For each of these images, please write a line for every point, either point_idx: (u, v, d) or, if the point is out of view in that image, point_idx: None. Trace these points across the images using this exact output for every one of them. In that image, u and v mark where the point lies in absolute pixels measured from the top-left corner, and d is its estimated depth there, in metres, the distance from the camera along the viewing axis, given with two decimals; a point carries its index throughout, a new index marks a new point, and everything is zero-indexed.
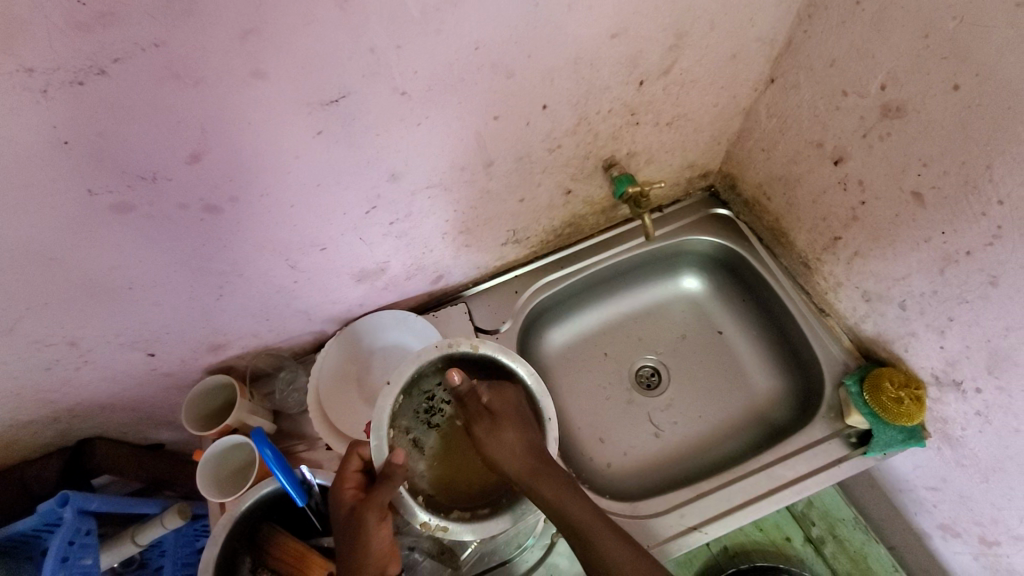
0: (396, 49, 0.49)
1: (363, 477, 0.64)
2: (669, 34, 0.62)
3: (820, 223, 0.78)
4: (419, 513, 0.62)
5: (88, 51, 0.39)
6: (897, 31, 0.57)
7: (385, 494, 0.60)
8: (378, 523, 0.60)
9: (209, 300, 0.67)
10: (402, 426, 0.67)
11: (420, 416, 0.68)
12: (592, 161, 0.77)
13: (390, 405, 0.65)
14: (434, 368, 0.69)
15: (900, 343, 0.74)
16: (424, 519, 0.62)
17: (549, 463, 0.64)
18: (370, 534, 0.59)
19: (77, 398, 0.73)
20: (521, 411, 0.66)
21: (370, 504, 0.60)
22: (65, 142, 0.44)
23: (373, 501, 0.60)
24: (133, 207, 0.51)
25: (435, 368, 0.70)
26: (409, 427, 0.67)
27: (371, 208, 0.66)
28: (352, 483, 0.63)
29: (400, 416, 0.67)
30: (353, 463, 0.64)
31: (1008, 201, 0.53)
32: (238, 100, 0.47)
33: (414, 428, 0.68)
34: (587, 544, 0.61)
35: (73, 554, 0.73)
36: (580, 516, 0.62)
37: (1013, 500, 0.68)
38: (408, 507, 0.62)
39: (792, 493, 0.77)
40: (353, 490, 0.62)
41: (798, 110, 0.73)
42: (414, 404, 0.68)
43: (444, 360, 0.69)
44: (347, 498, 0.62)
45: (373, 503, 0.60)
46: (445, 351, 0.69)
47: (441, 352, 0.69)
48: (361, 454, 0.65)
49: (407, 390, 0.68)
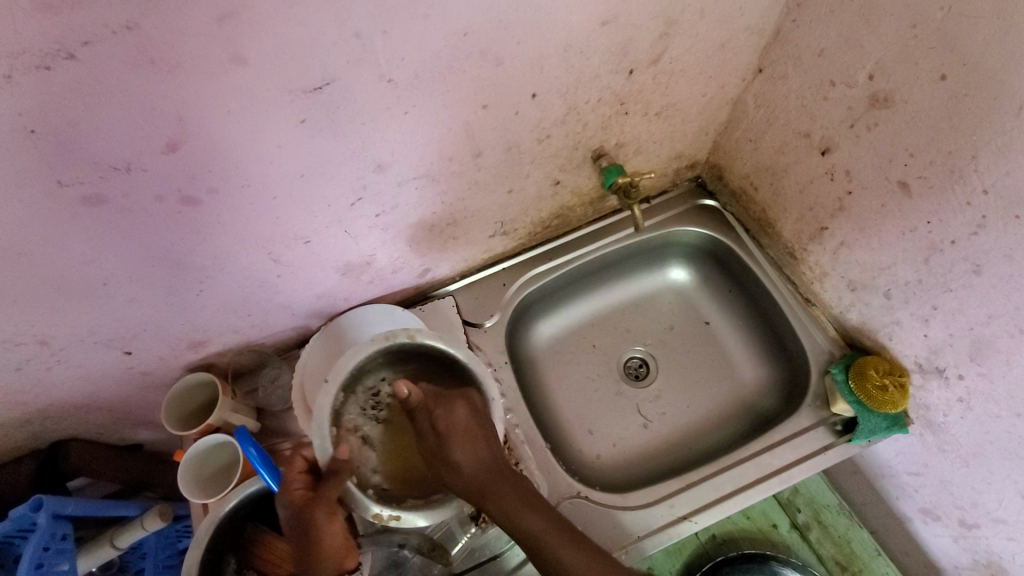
0: (383, 35, 0.48)
1: (309, 477, 0.64)
2: (659, 22, 0.61)
3: (807, 213, 0.78)
4: (371, 506, 0.64)
5: (54, 33, 0.36)
6: (887, 20, 0.56)
7: (333, 489, 0.62)
8: (329, 517, 0.62)
9: (188, 296, 0.65)
10: (349, 424, 0.68)
11: (365, 412, 0.70)
12: (581, 151, 0.76)
13: (329, 403, 0.66)
14: (374, 363, 0.70)
15: (884, 332, 0.75)
16: (376, 511, 0.64)
17: (506, 481, 0.65)
18: (321, 530, 0.61)
19: (49, 399, 0.70)
20: (472, 427, 0.65)
21: (318, 501, 0.62)
22: (32, 131, 0.41)
23: (323, 497, 0.62)
24: (106, 199, 0.49)
25: (375, 363, 0.71)
26: (357, 424, 0.69)
27: (357, 199, 0.64)
28: (299, 484, 0.63)
29: (345, 414, 0.68)
30: (297, 465, 0.65)
31: (992, 190, 0.54)
32: (217, 86, 0.45)
33: (363, 425, 0.69)
34: (542, 556, 0.63)
35: (48, 561, 0.71)
36: (538, 532, 0.63)
37: (992, 483, 0.70)
38: (360, 500, 0.64)
39: (779, 482, 0.78)
40: (300, 489, 0.63)
41: (786, 101, 0.73)
42: (359, 401, 0.70)
43: (383, 353, 0.70)
44: (294, 499, 0.62)
45: (321, 499, 0.62)
46: (383, 343, 0.69)
47: (378, 346, 0.69)
48: (305, 456, 0.66)
49: (349, 387, 0.69)
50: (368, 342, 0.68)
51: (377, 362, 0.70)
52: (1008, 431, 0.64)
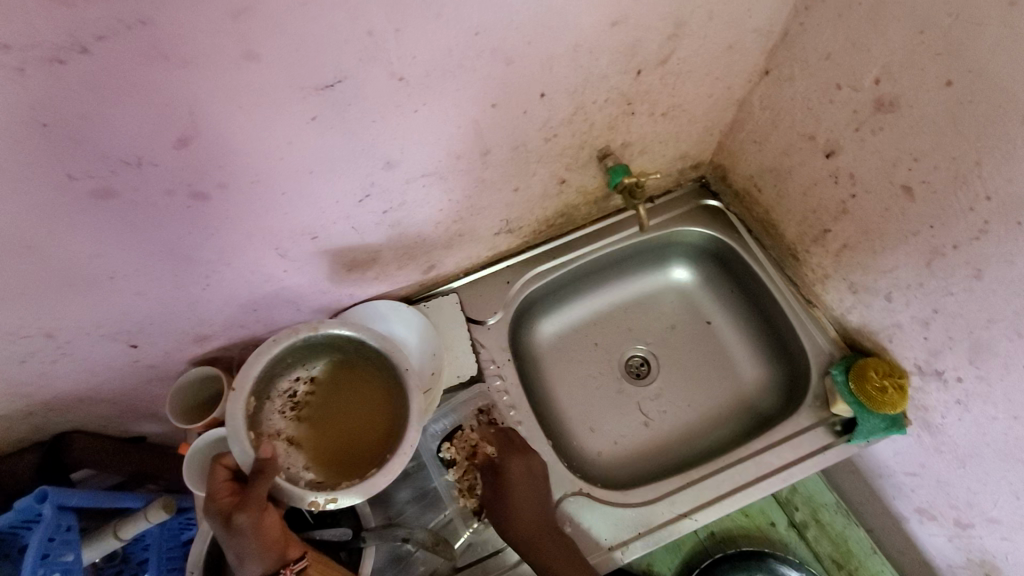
0: (395, 33, 0.48)
1: (236, 484, 0.60)
2: (668, 23, 0.62)
3: (810, 215, 0.79)
4: (306, 495, 0.59)
5: (69, 27, 0.37)
6: (894, 25, 0.57)
7: (263, 487, 0.58)
8: (263, 514, 0.58)
9: (195, 290, 0.65)
10: (269, 429, 0.64)
11: (285, 415, 0.65)
12: (587, 150, 0.77)
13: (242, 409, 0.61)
14: (286, 363, 0.66)
15: (885, 334, 0.76)
16: (312, 498, 0.59)
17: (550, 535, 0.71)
18: (256, 529, 0.58)
19: (53, 391, 0.70)
20: (527, 479, 0.75)
21: (249, 502, 0.57)
22: (43, 124, 0.41)
23: (253, 498, 0.57)
24: (116, 192, 0.49)
25: (286, 364, 0.66)
26: (279, 428, 0.64)
27: (365, 196, 0.64)
28: (225, 492, 0.59)
29: (263, 420, 0.64)
30: (219, 475, 0.60)
31: (995, 195, 0.55)
32: (229, 81, 0.45)
33: (285, 428, 0.65)
34: None
35: (53, 551, 0.72)
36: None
37: (987, 484, 0.71)
38: (294, 494, 0.59)
39: (780, 480, 0.78)
40: (229, 497, 0.59)
41: (791, 103, 0.73)
42: (277, 406, 0.65)
43: (292, 352, 0.66)
44: (223, 506, 0.58)
45: (251, 499, 0.57)
46: (289, 342, 0.65)
47: (286, 345, 0.65)
48: (227, 464, 0.61)
49: (262, 394, 0.65)
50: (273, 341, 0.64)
51: (286, 363, 0.66)
52: (1004, 433, 0.65)
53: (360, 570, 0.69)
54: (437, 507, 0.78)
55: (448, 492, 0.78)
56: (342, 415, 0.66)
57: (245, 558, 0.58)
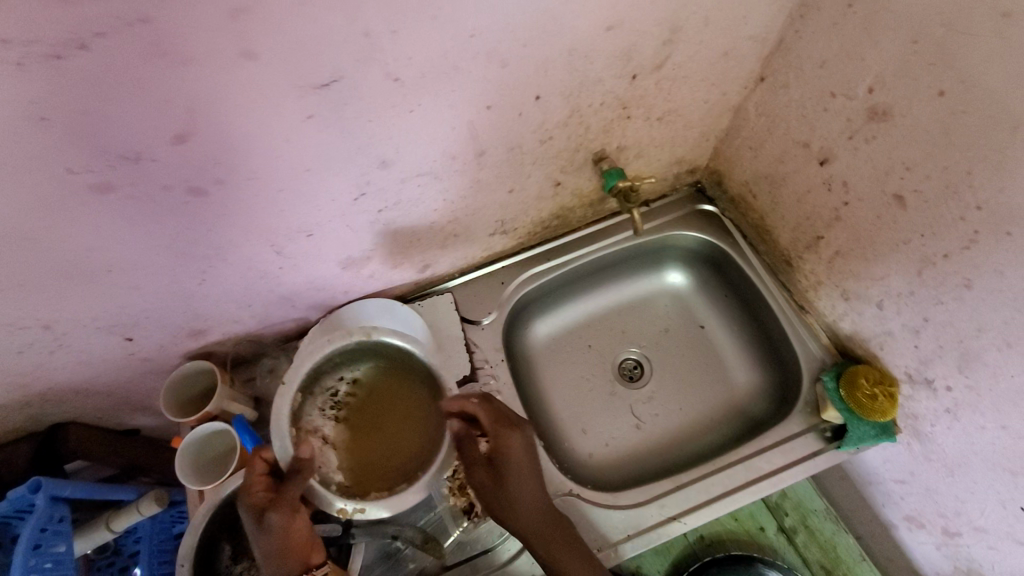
0: (392, 34, 0.48)
1: (270, 480, 0.67)
2: (663, 29, 0.62)
3: (804, 222, 0.79)
4: (336, 502, 0.69)
5: (68, 24, 0.37)
6: (888, 35, 0.57)
7: (298, 487, 0.66)
8: (294, 514, 0.65)
9: (191, 285, 0.66)
10: (309, 425, 0.75)
11: (325, 412, 0.77)
12: (582, 153, 0.77)
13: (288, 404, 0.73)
14: (334, 363, 0.78)
15: (876, 341, 0.76)
16: (340, 506, 0.69)
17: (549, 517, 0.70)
18: (287, 526, 0.64)
19: (49, 382, 0.71)
20: (525, 457, 0.71)
21: (284, 498, 0.65)
22: (42, 118, 0.42)
23: (289, 495, 0.65)
24: (113, 187, 0.50)
25: (333, 362, 0.78)
26: (317, 424, 0.75)
27: (360, 194, 0.65)
28: (260, 487, 0.66)
29: (304, 414, 0.75)
30: (257, 468, 0.67)
31: (985, 206, 0.55)
32: (227, 79, 0.45)
33: (322, 425, 0.75)
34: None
35: (45, 541, 0.72)
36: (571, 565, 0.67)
37: (975, 494, 0.71)
38: (325, 498, 0.69)
39: (771, 485, 0.79)
40: (262, 492, 0.65)
41: (786, 110, 0.74)
42: (318, 402, 0.77)
43: (338, 353, 0.77)
44: (257, 500, 0.64)
45: (286, 496, 0.65)
46: (339, 343, 0.77)
47: (336, 346, 0.76)
48: (265, 457, 0.68)
49: (309, 389, 0.77)
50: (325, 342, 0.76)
51: (335, 362, 0.78)
52: (992, 443, 0.66)
53: (349, 566, 0.70)
54: (428, 506, 0.77)
55: (438, 492, 0.75)
56: (375, 425, 0.77)
57: (271, 557, 0.63)
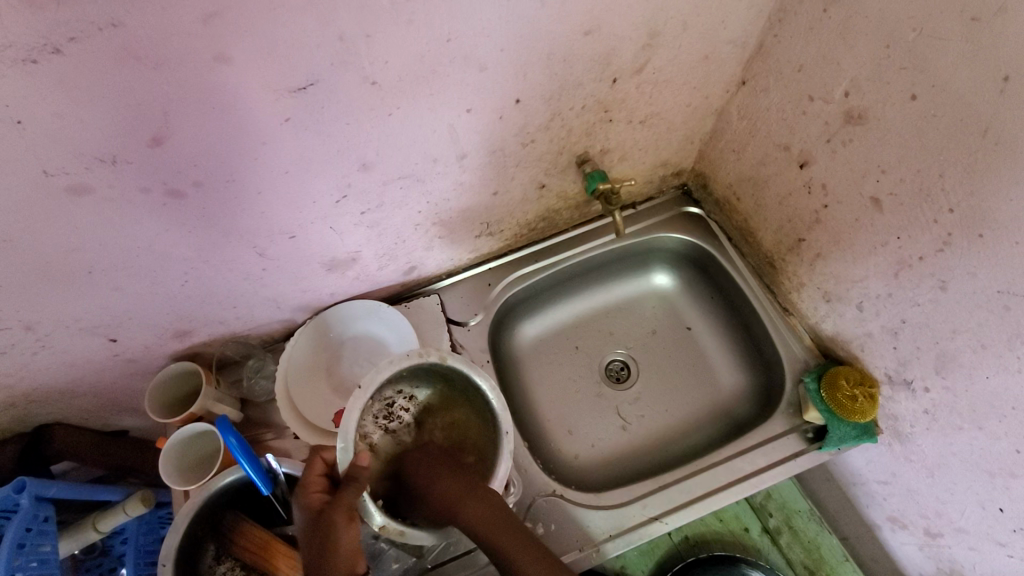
0: (366, 39, 0.49)
1: (327, 482, 0.63)
2: (642, 33, 0.63)
3: (786, 224, 0.80)
4: (377, 517, 0.62)
5: (41, 28, 0.38)
6: (861, 39, 0.58)
7: (352, 495, 0.59)
8: (347, 523, 0.58)
9: (174, 286, 0.66)
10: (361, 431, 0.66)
11: (379, 421, 0.68)
12: (566, 155, 0.78)
13: (357, 410, 0.64)
14: (399, 375, 0.68)
15: (857, 343, 0.76)
16: (382, 522, 0.62)
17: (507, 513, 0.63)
18: (337, 535, 0.57)
19: (34, 383, 0.71)
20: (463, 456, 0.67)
21: (336, 504, 0.59)
22: (19, 121, 0.42)
23: (342, 502, 0.58)
24: (90, 189, 0.50)
25: (399, 375, 0.68)
26: (367, 432, 0.67)
27: (342, 197, 0.65)
28: (317, 488, 0.62)
29: (362, 421, 0.66)
30: (316, 468, 0.63)
31: (958, 208, 0.55)
32: (203, 84, 0.46)
33: (373, 433, 0.67)
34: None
35: (30, 541, 0.72)
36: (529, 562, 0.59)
37: (955, 494, 0.71)
38: (367, 512, 0.62)
39: (752, 485, 0.79)
40: (318, 493, 0.61)
41: (767, 113, 0.74)
42: (375, 410, 0.68)
43: (410, 368, 0.68)
44: (314, 502, 0.61)
45: (340, 502, 0.59)
46: (415, 360, 0.66)
47: (411, 361, 0.67)
48: (325, 459, 0.64)
49: (372, 396, 0.67)
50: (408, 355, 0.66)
51: (402, 376, 0.68)
52: (969, 444, 0.66)
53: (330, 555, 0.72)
54: None
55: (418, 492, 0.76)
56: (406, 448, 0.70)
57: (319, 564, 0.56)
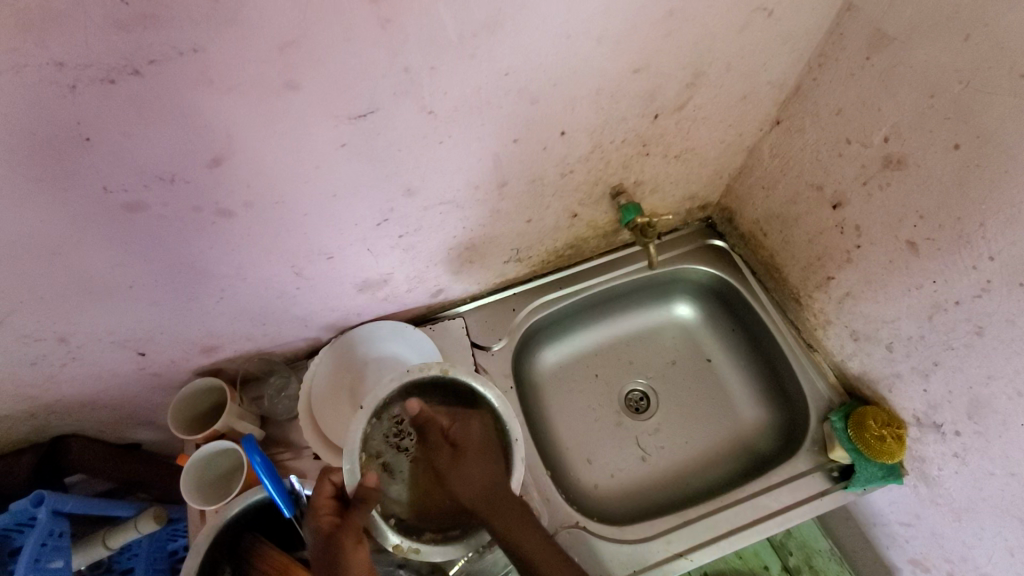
0: (430, 70, 0.50)
1: (337, 503, 0.62)
2: (687, 73, 0.64)
3: (815, 262, 0.80)
4: (391, 537, 0.61)
5: (123, 51, 0.38)
6: (904, 88, 0.59)
7: (361, 517, 0.59)
8: (355, 545, 0.59)
9: (209, 302, 0.66)
10: (374, 450, 0.65)
11: (390, 439, 0.66)
12: (601, 186, 0.78)
13: (361, 428, 0.64)
14: (404, 391, 0.67)
15: (885, 383, 0.76)
16: (396, 541, 0.61)
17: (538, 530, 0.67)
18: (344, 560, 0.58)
19: (57, 394, 0.70)
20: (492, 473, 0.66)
21: (346, 527, 0.59)
22: (88, 139, 0.43)
23: (351, 525, 0.59)
24: (146, 207, 0.50)
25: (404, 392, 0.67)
26: (379, 450, 0.65)
27: (383, 220, 0.65)
28: (328, 510, 0.61)
29: (371, 439, 0.65)
30: (326, 490, 0.63)
31: (998, 257, 0.56)
32: (268, 109, 0.46)
33: (385, 452, 0.66)
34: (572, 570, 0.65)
35: (44, 556, 0.70)
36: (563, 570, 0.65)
37: (982, 540, 0.71)
38: (380, 531, 0.62)
39: (775, 525, 0.78)
40: (328, 516, 0.61)
41: (801, 153, 0.76)
42: (384, 428, 0.66)
43: (414, 385, 0.67)
44: (322, 525, 0.60)
45: (349, 526, 0.59)
46: (416, 374, 0.66)
47: (412, 376, 0.66)
48: (334, 480, 0.64)
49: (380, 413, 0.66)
50: (411, 368, 0.66)
51: (407, 392, 0.67)
52: (1001, 490, 0.66)
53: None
54: None
55: None
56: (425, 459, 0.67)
57: None
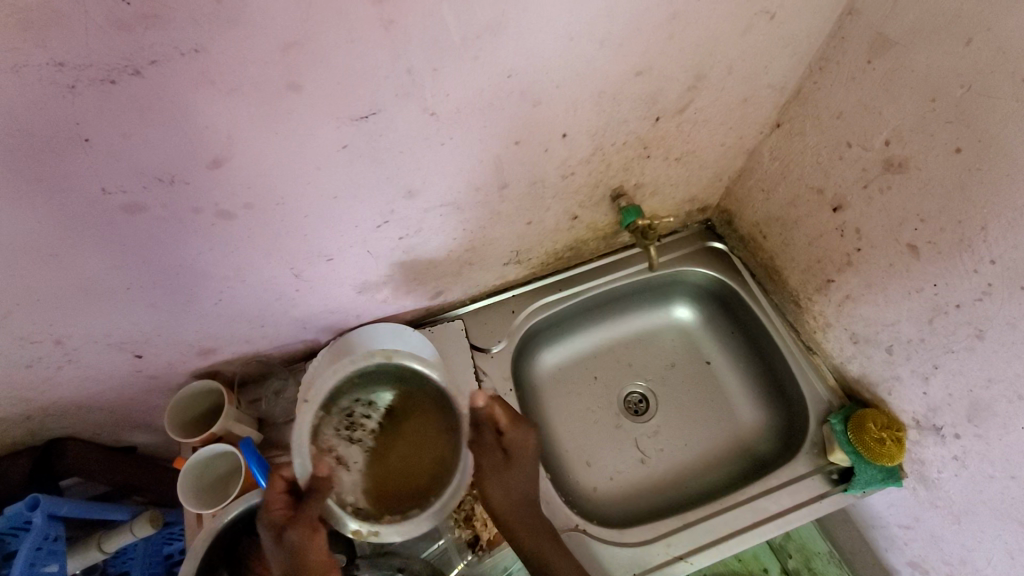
0: (433, 72, 0.49)
1: (289, 498, 0.64)
2: (689, 75, 0.64)
3: (814, 265, 0.81)
4: (349, 523, 0.65)
5: (124, 51, 0.37)
6: (905, 91, 0.59)
7: (316, 507, 0.62)
8: (311, 534, 0.61)
9: (208, 304, 0.66)
10: (324, 445, 0.67)
11: (340, 433, 0.69)
12: (601, 189, 0.78)
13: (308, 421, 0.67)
14: (351, 382, 0.71)
15: (885, 385, 0.77)
16: (355, 527, 0.65)
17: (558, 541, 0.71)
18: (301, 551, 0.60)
19: (53, 397, 0.70)
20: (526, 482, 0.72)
21: (301, 519, 0.61)
22: (87, 140, 0.42)
23: (306, 516, 0.61)
24: (146, 208, 0.49)
25: (352, 384, 0.71)
26: (332, 445, 0.68)
27: (383, 222, 0.65)
28: (280, 504, 0.63)
29: (322, 434, 0.68)
30: (277, 486, 0.64)
31: (999, 260, 0.56)
32: (270, 110, 0.46)
33: (337, 445, 0.68)
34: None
35: (39, 560, 0.70)
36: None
37: (981, 542, 0.71)
38: (337, 518, 0.65)
39: (775, 527, 0.78)
40: (281, 510, 0.62)
41: (801, 156, 0.76)
42: (334, 423, 0.69)
43: (359, 373, 0.71)
44: (275, 520, 0.62)
45: (303, 518, 0.61)
46: (358, 365, 0.70)
47: (356, 366, 0.70)
48: (285, 475, 0.65)
49: (327, 408, 0.69)
50: (351, 360, 0.69)
51: (353, 383, 0.71)
52: (1001, 492, 0.66)
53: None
54: (431, 537, 0.75)
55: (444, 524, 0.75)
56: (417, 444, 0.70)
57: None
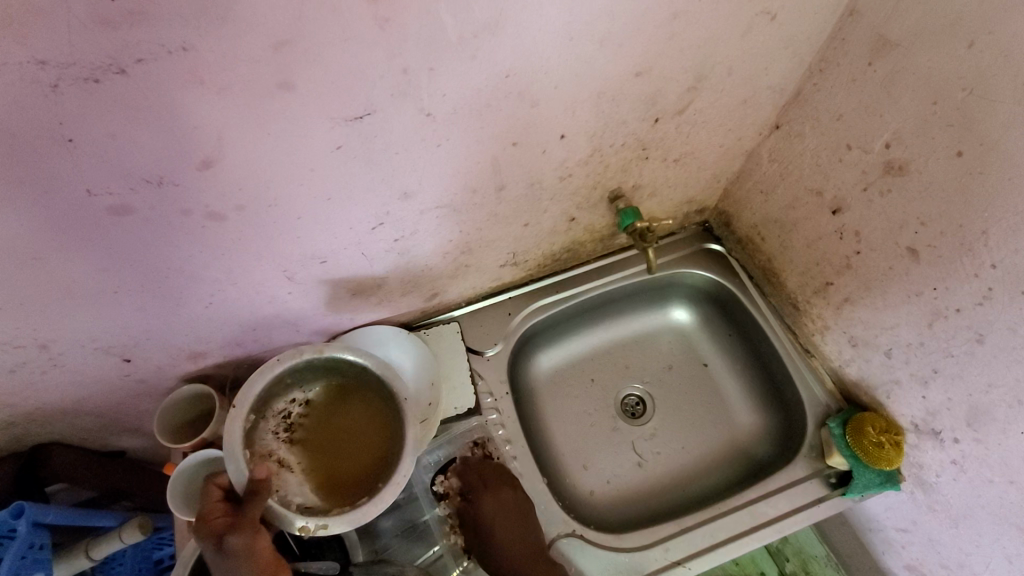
0: (429, 71, 0.48)
1: (228, 505, 0.56)
2: (689, 76, 0.63)
3: (813, 267, 0.80)
4: (295, 520, 0.56)
5: (108, 48, 0.36)
6: (907, 94, 0.59)
7: (256, 509, 0.55)
8: (254, 536, 0.54)
9: (198, 308, 0.64)
10: (262, 449, 0.62)
11: (279, 435, 0.63)
12: (599, 191, 0.77)
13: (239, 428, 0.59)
14: (283, 383, 0.65)
15: (884, 389, 0.76)
16: (302, 523, 0.56)
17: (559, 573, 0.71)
18: (245, 553, 0.53)
19: (38, 402, 0.68)
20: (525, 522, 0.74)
21: (240, 524, 0.54)
22: (70, 140, 0.41)
23: (246, 521, 0.54)
24: (132, 210, 0.48)
25: (284, 384, 0.65)
26: (270, 448, 0.62)
27: (378, 224, 0.64)
28: (217, 514, 0.55)
29: (258, 440, 0.62)
30: (212, 495, 0.56)
31: (1000, 265, 0.56)
32: (261, 111, 0.45)
33: (277, 449, 0.62)
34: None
35: (24, 568, 0.68)
36: None
37: (980, 547, 0.71)
38: (281, 516, 0.56)
39: (774, 531, 0.78)
40: (219, 518, 0.55)
41: (800, 158, 0.75)
42: (269, 426, 0.63)
43: (293, 371, 0.64)
44: (212, 531, 0.54)
45: (244, 521, 0.54)
46: (290, 363, 0.64)
47: (287, 365, 0.63)
48: (221, 483, 0.57)
49: (261, 412, 0.63)
50: (281, 359, 0.63)
51: (285, 382, 0.65)
52: (1000, 497, 0.66)
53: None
54: (428, 542, 0.78)
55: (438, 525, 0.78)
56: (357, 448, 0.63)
57: None
